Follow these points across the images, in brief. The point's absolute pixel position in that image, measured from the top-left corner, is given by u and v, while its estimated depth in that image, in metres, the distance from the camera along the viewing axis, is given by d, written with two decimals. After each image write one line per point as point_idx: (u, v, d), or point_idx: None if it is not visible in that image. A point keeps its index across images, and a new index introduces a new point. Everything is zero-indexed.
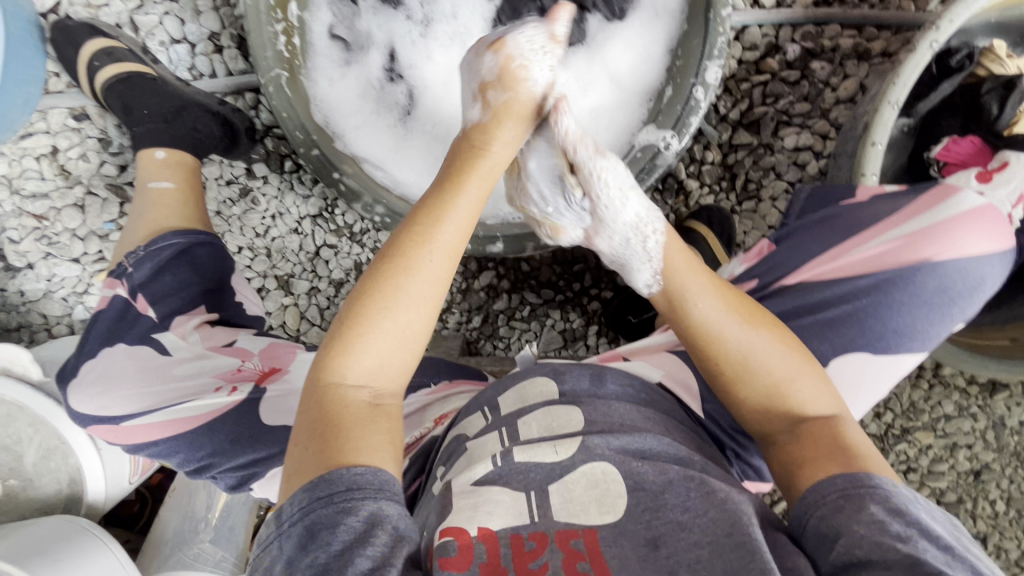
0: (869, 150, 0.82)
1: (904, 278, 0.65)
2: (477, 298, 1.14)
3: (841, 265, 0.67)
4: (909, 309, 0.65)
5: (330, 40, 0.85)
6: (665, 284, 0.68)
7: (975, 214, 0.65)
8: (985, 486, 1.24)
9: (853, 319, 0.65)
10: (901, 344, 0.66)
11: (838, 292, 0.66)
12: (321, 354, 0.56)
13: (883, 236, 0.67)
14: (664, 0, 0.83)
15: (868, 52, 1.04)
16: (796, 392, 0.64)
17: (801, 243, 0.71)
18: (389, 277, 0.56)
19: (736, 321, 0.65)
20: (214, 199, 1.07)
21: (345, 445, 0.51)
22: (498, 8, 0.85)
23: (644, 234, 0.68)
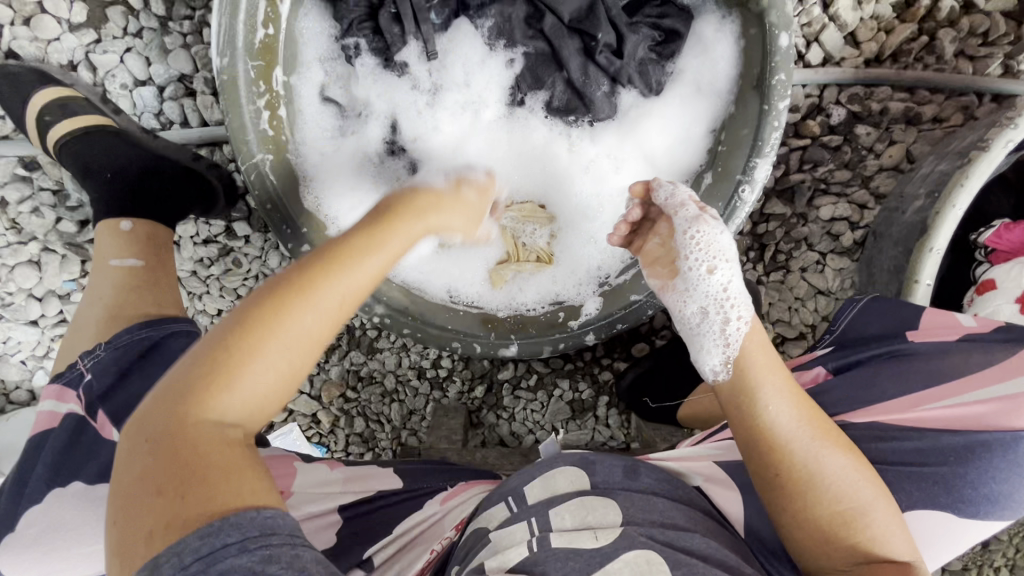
0: (926, 255, 0.76)
1: (1003, 446, 0.58)
2: (481, 366, 1.05)
3: (921, 415, 0.62)
4: (999, 476, 0.58)
5: (322, 104, 0.73)
6: (734, 374, 0.61)
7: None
8: (991, 555, 1.22)
9: (941, 481, 0.59)
10: (987, 512, 0.59)
11: (913, 447, 0.60)
12: (184, 373, 0.42)
13: (977, 391, 0.61)
14: (709, 77, 0.72)
15: (919, 117, 0.94)
16: (863, 527, 0.55)
17: (873, 381, 0.66)
18: (285, 305, 0.43)
19: (806, 428, 0.58)
20: (189, 258, 0.96)
21: (217, 493, 0.38)
22: (518, 75, 0.74)
23: (726, 316, 0.63)
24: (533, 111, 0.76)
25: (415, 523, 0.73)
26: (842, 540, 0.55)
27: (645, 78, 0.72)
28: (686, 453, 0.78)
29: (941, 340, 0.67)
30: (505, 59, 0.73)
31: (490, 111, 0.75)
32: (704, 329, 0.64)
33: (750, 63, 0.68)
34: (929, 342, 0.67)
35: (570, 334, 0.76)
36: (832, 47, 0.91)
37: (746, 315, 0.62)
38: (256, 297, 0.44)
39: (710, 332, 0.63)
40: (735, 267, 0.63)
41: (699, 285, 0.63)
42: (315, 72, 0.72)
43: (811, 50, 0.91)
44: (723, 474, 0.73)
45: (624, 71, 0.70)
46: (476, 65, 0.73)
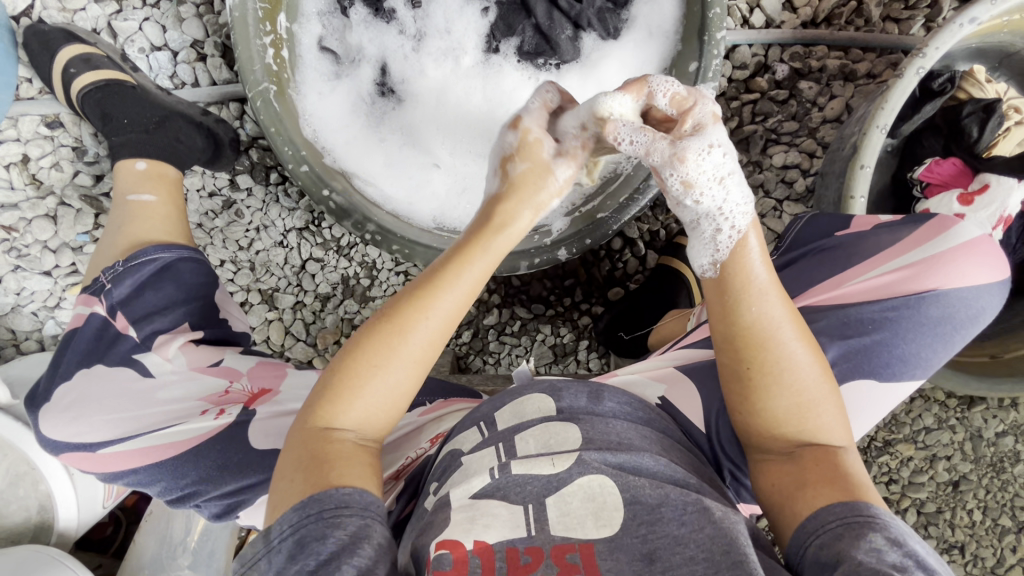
0: (858, 173, 0.85)
1: (909, 307, 0.68)
2: (467, 313, 1.12)
3: (845, 292, 0.71)
4: (911, 333, 0.68)
5: (319, 53, 0.83)
6: (723, 274, 0.61)
7: (974, 245, 0.70)
8: (963, 497, 1.27)
9: (863, 348, 0.68)
10: (905, 372, 0.69)
11: (841, 319, 0.69)
12: (314, 399, 0.54)
13: (888, 265, 0.71)
14: (658, 20, 0.83)
15: (854, 73, 1.05)
16: (813, 416, 0.62)
17: (803, 270, 0.75)
18: (382, 336, 0.53)
19: (790, 328, 0.61)
20: (195, 211, 1.04)
21: (331, 473, 0.50)
22: (492, 24, 0.84)
23: (718, 227, 0.62)
24: (506, 57, 0.85)
25: (394, 432, 0.79)
26: (790, 426, 0.62)
27: (604, 23, 0.83)
28: (651, 367, 0.86)
29: (860, 229, 0.75)
30: (481, 8, 0.84)
31: (468, 58, 0.86)
32: (696, 235, 0.63)
33: (691, 5, 0.78)
34: (852, 233, 0.75)
35: (544, 249, 0.85)
36: (772, 11, 1.03)
37: (744, 224, 0.61)
38: (363, 331, 0.54)
39: (702, 238, 0.63)
40: (729, 181, 0.61)
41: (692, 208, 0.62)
42: (312, 24, 0.82)
43: (753, 14, 1.03)
44: (683, 378, 0.81)
45: (583, 15, 0.81)
46: (455, 14, 0.84)
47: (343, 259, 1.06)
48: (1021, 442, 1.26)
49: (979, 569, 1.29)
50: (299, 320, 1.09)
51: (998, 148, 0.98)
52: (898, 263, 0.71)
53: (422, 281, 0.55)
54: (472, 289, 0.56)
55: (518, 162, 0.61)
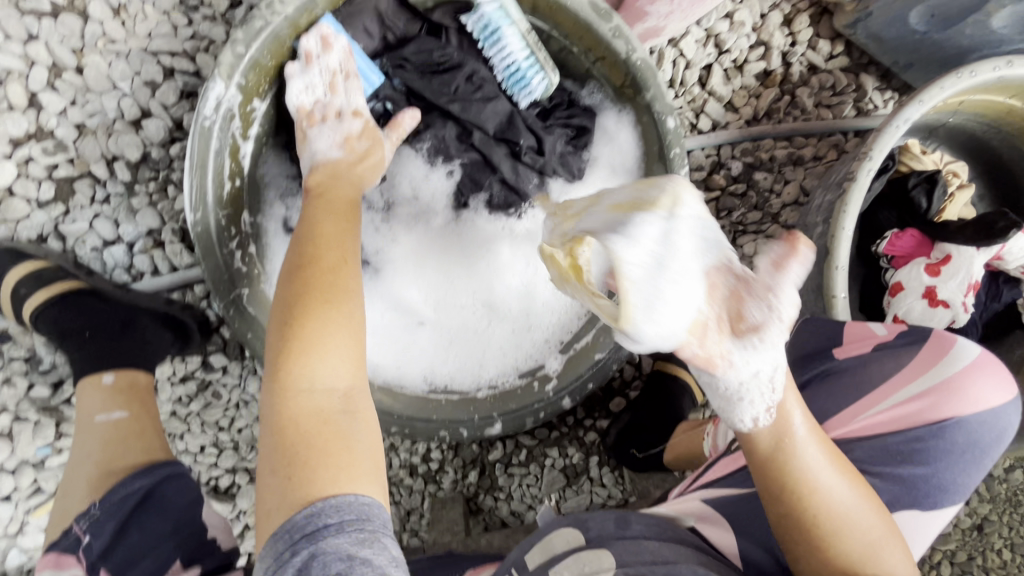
0: (834, 273, 0.87)
1: (934, 437, 0.66)
2: (471, 451, 1.08)
3: (863, 425, 0.69)
4: (939, 463, 0.66)
5: (286, 235, 0.82)
6: (770, 423, 0.59)
7: (985, 366, 0.67)
8: (989, 538, 1.27)
9: (898, 481, 0.66)
10: (946, 500, 0.67)
11: (865, 454, 0.67)
12: (274, 371, 0.54)
13: (903, 392, 0.69)
14: (619, 158, 0.85)
15: (801, 158, 1.11)
16: (881, 557, 0.58)
17: (815, 400, 0.72)
18: (309, 305, 0.57)
19: (835, 474, 0.59)
20: (167, 399, 0.97)
21: (332, 457, 0.50)
22: (459, 182, 0.84)
23: (774, 377, 0.57)
24: (476, 211, 0.85)
25: None
26: (860, 569, 0.58)
27: (568, 167, 0.84)
28: (677, 500, 0.79)
29: (863, 353, 0.73)
30: (446, 171, 0.84)
31: (439, 218, 0.85)
32: (749, 387, 0.57)
33: (649, 143, 0.79)
34: (855, 357, 0.73)
35: (547, 401, 0.81)
36: (716, 115, 1.08)
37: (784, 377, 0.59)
38: (278, 328, 0.57)
39: (755, 391, 0.57)
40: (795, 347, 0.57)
41: (763, 355, 0.55)
42: (279, 208, 0.82)
43: (699, 120, 1.08)
44: (714, 511, 0.74)
45: (548, 165, 0.82)
46: (422, 179, 0.84)
47: None
48: None
49: None
50: None
51: (945, 213, 1.03)
52: (913, 389, 0.69)
53: (311, 235, 0.63)
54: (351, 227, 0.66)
55: (363, 141, 0.73)
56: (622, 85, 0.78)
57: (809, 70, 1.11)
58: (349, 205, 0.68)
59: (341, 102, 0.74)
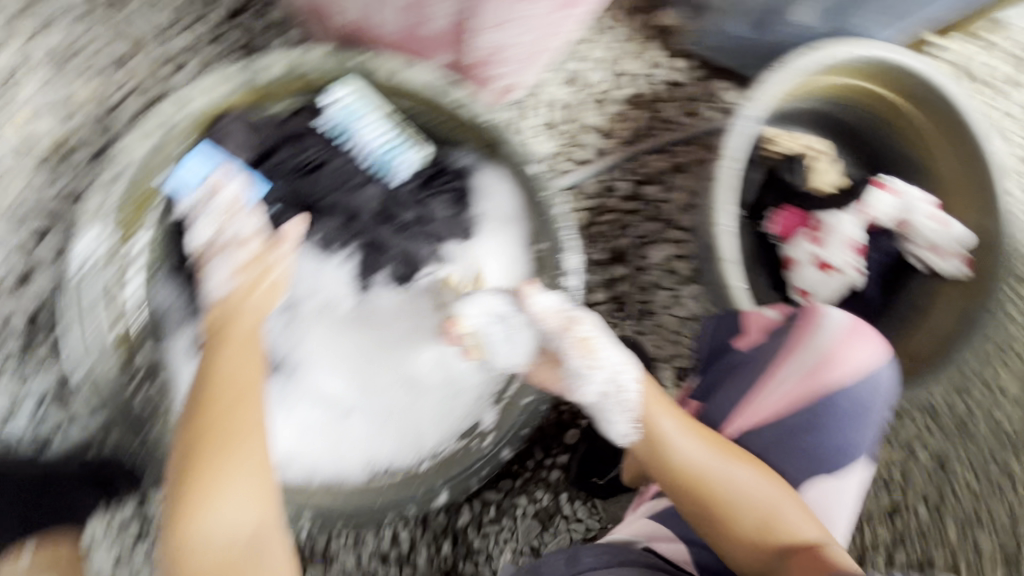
0: (723, 266, 0.94)
1: (825, 407, 0.73)
2: (439, 522, 1.05)
3: (765, 409, 0.74)
4: (833, 428, 0.72)
5: (193, 359, 0.80)
6: (642, 429, 0.71)
7: (852, 332, 0.74)
8: (951, 470, 1.33)
9: (801, 453, 0.72)
10: (850, 460, 0.73)
11: (769, 434, 0.73)
12: (172, 525, 0.62)
13: (792, 372, 0.75)
14: (502, 208, 0.88)
15: (683, 164, 1.19)
16: (780, 522, 0.67)
17: (723, 394, 0.77)
18: (199, 456, 0.64)
19: (713, 458, 0.69)
20: (105, 557, 0.91)
21: None
22: (357, 265, 0.86)
23: (620, 387, 0.72)
24: (382, 286, 0.87)
25: None
26: (764, 536, 0.66)
27: (458, 227, 0.89)
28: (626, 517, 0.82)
29: (759, 340, 0.78)
30: (341, 260, 0.85)
31: (345, 303, 0.86)
32: (608, 404, 0.73)
33: (525, 190, 0.84)
34: (754, 345, 0.78)
35: (487, 457, 0.81)
36: (595, 143, 1.15)
37: (637, 379, 0.73)
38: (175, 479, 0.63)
39: (611, 407, 0.73)
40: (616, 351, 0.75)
41: (591, 373, 0.74)
42: (184, 335, 0.81)
43: (582, 152, 1.14)
44: (659, 527, 0.77)
45: (438, 229, 0.87)
46: (319, 272, 0.85)
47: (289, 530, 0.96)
48: (969, 399, 1.35)
49: (1001, 531, 1.32)
50: None
51: (821, 185, 1.14)
52: (801, 368, 0.75)
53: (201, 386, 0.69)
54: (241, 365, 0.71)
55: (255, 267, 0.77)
56: (487, 143, 0.83)
57: (673, 86, 1.18)
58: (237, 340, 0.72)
59: (235, 230, 0.77)
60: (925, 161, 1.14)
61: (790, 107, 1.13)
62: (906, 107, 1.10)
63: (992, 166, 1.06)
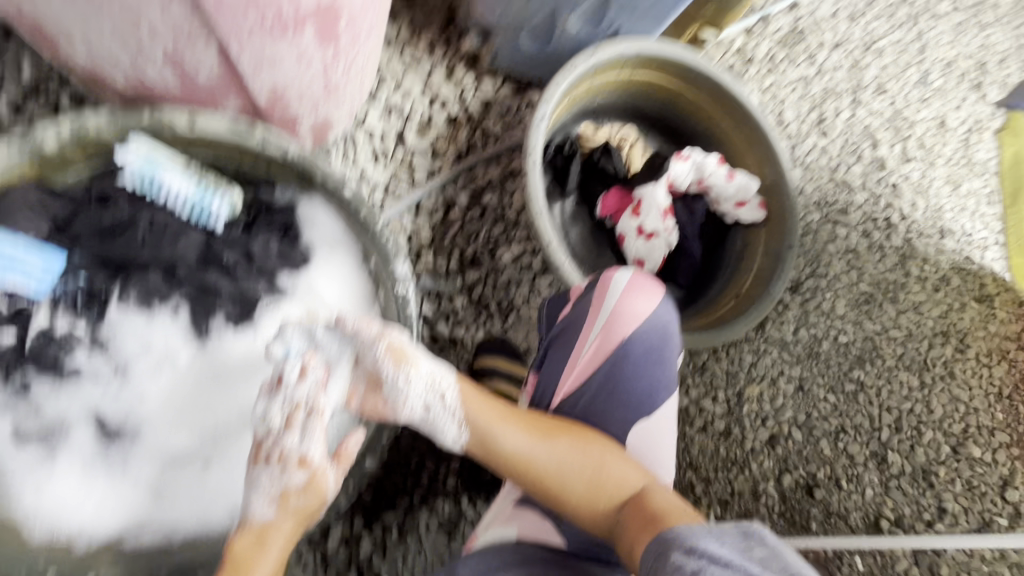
0: (550, 248, 1.03)
1: (620, 359, 0.80)
2: (341, 556, 1.05)
3: (574, 376, 0.81)
4: (636, 375, 0.80)
5: (19, 445, 0.77)
6: (467, 429, 0.76)
7: (629, 287, 0.82)
8: (810, 391, 1.50)
9: (611, 406, 0.79)
10: (657, 399, 0.81)
11: (582, 398, 0.80)
12: None
13: (591, 335, 0.82)
14: (331, 233, 0.92)
15: (515, 170, 1.30)
16: (607, 480, 0.71)
17: (544, 368, 0.85)
18: None
19: (535, 443, 0.73)
20: None
21: None
22: (189, 316, 0.86)
23: (441, 393, 0.74)
24: (220, 331, 0.87)
25: None
26: (595, 499, 0.71)
27: (289, 260, 0.92)
28: (498, 507, 0.82)
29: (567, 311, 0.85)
30: (169, 311, 0.85)
31: (183, 355, 0.86)
32: (434, 414, 0.75)
33: (345, 212, 0.89)
34: (565, 316, 0.85)
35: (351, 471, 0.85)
36: (428, 165, 1.24)
37: (454, 382, 0.76)
38: None
39: (437, 415, 0.75)
40: (429, 361, 0.75)
41: (410, 389, 0.74)
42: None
43: (415, 174, 1.23)
44: (530, 510, 0.78)
45: (269, 266, 0.91)
46: (146, 330, 0.84)
47: None
48: (810, 327, 1.54)
49: (862, 434, 1.52)
50: None
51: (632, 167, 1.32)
52: (595, 331, 0.82)
53: None
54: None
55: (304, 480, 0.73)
56: (299, 175, 0.87)
57: (489, 104, 1.31)
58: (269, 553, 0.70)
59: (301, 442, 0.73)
60: (713, 132, 1.33)
61: (590, 102, 1.29)
62: (684, 89, 1.29)
63: (762, 126, 1.23)
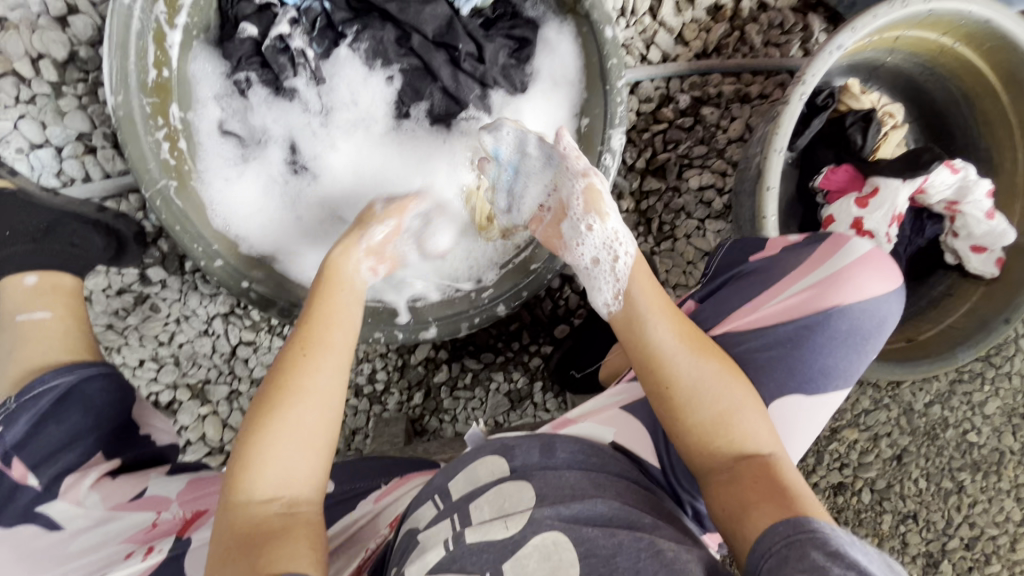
0: (766, 194, 0.91)
1: (820, 321, 0.73)
2: (416, 372, 1.10)
3: (758, 316, 0.76)
4: (828, 347, 0.73)
5: (221, 137, 0.81)
6: (623, 303, 0.69)
7: (865, 259, 0.75)
8: (907, 468, 1.36)
9: (782, 366, 0.73)
10: (829, 384, 0.74)
11: (760, 342, 0.74)
12: (229, 475, 0.58)
13: (795, 285, 0.76)
14: (562, 72, 0.85)
15: (749, 96, 1.12)
16: (736, 425, 0.66)
17: (722, 299, 0.80)
18: (272, 417, 0.58)
19: (682, 348, 0.67)
20: (103, 312, 0.96)
21: (260, 561, 0.52)
22: (399, 90, 0.84)
23: (615, 255, 0.70)
24: (418, 120, 0.86)
25: (351, 525, 0.75)
26: (713, 437, 0.65)
27: (509, 79, 0.84)
28: (600, 402, 0.83)
29: (772, 253, 0.80)
30: (385, 77, 0.84)
31: (379, 125, 0.85)
32: (597, 270, 0.72)
33: (589, 57, 0.80)
34: (765, 258, 0.81)
35: (483, 307, 0.83)
36: (666, 46, 1.10)
37: (632, 250, 0.71)
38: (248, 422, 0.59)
39: (602, 273, 0.71)
40: (616, 216, 0.72)
41: (589, 234, 0.71)
42: (211, 108, 0.81)
43: (650, 51, 1.10)
44: (632, 419, 0.79)
45: (488, 74, 0.82)
46: (360, 85, 0.83)
47: (276, 338, 0.99)
48: (947, 408, 1.36)
49: (932, 533, 1.37)
50: (237, 410, 1.01)
51: (880, 151, 1.08)
52: (804, 283, 0.76)
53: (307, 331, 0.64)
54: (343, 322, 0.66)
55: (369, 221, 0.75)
56: None
57: (762, 9, 1.12)
58: (345, 294, 0.68)
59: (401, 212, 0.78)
60: (996, 158, 1.08)
61: (861, 59, 1.08)
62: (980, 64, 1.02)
63: None
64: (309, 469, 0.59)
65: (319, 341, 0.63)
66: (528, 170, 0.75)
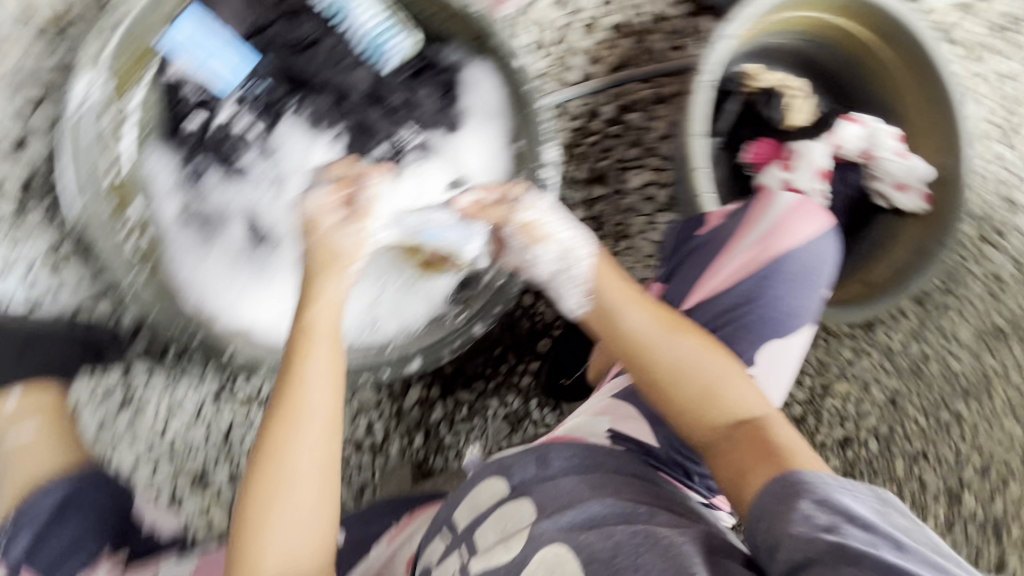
0: (694, 175, 0.99)
1: (772, 273, 0.81)
2: (413, 416, 1.11)
3: (719, 280, 0.83)
4: (786, 293, 0.81)
5: (182, 225, 0.86)
6: (594, 302, 0.76)
7: (794, 210, 0.84)
8: (903, 409, 1.40)
9: (751, 322, 0.81)
10: (794, 325, 0.82)
11: (725, 305, 0.82)
12: (236, 549, 0.62)
13: (743, 246, 0.83)
14: (486, 106, 0.91)
15: (665, 95, 1.23)
16: (725, 394, 0.69)
17: (684, 275, 0.86)
18: (269, 489, 0.62)
19: (660, 330, 0.72)
20: (90, 421, 0.96)
21: None
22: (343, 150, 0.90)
23: (574, 262, 0.79)
24: None
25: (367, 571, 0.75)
26: (706, 410, 0.69)
27: (446, 119, 0.94)
28: (592, 401, 0.86)
29: (716, 222, 0.86)
30: (330, 138, 0.90)
31: None
32: (563, 279, 0.80)
33: (508, 87, 0.86)
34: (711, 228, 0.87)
35: (459, 330, 0.88)
36: (582, 67, 1.19)
37: (590, 252, 0.80)
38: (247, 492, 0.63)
39: (566, 280, 0.79)
40: (564, 229, 0.81)
41: (542, 255, 0.81)
42: (171, 199, 0.85)
43: (568, 74, 1.19)
44: (624, 405, 0.82)
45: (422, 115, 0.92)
46: (307, 151, 0.90)
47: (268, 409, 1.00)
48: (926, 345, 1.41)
49: (945, 469, 1.40)
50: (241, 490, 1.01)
51: (793, 120, 1.17)
52: (750, 241, 0.83)
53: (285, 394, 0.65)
54: (322, 378, 0.66)
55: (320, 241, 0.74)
56: (473, 37, 0.84)
57: (661, 19, 1.21)
58: (321, 343, 0.68)
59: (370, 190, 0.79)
60: (895, 107, 1.18)
61: (758, 43, 1.18)
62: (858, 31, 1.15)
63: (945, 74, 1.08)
64: (311, 528, 0.63)
65: (298, 404, 0.64)
66: (456, 237, 0.84)
